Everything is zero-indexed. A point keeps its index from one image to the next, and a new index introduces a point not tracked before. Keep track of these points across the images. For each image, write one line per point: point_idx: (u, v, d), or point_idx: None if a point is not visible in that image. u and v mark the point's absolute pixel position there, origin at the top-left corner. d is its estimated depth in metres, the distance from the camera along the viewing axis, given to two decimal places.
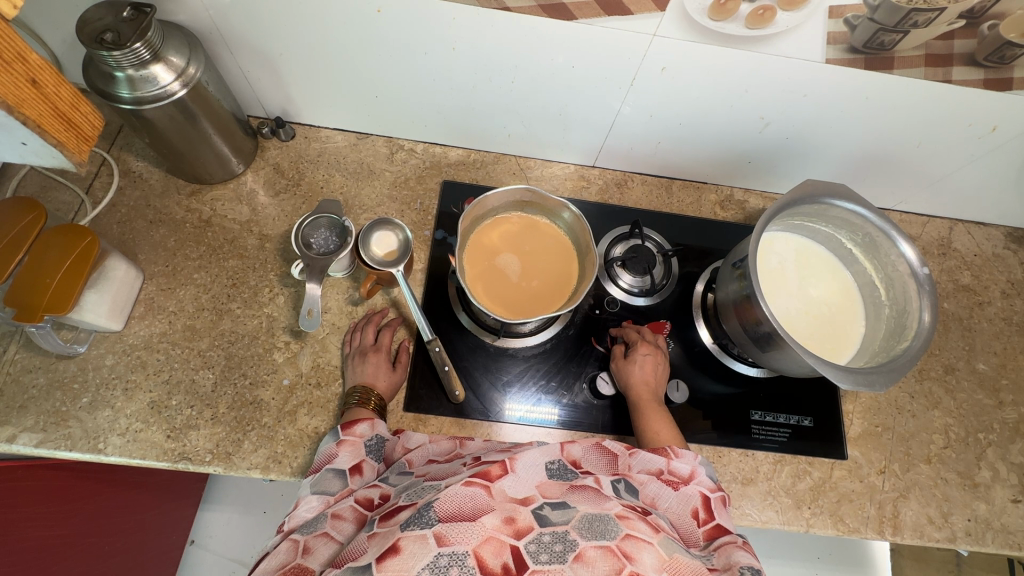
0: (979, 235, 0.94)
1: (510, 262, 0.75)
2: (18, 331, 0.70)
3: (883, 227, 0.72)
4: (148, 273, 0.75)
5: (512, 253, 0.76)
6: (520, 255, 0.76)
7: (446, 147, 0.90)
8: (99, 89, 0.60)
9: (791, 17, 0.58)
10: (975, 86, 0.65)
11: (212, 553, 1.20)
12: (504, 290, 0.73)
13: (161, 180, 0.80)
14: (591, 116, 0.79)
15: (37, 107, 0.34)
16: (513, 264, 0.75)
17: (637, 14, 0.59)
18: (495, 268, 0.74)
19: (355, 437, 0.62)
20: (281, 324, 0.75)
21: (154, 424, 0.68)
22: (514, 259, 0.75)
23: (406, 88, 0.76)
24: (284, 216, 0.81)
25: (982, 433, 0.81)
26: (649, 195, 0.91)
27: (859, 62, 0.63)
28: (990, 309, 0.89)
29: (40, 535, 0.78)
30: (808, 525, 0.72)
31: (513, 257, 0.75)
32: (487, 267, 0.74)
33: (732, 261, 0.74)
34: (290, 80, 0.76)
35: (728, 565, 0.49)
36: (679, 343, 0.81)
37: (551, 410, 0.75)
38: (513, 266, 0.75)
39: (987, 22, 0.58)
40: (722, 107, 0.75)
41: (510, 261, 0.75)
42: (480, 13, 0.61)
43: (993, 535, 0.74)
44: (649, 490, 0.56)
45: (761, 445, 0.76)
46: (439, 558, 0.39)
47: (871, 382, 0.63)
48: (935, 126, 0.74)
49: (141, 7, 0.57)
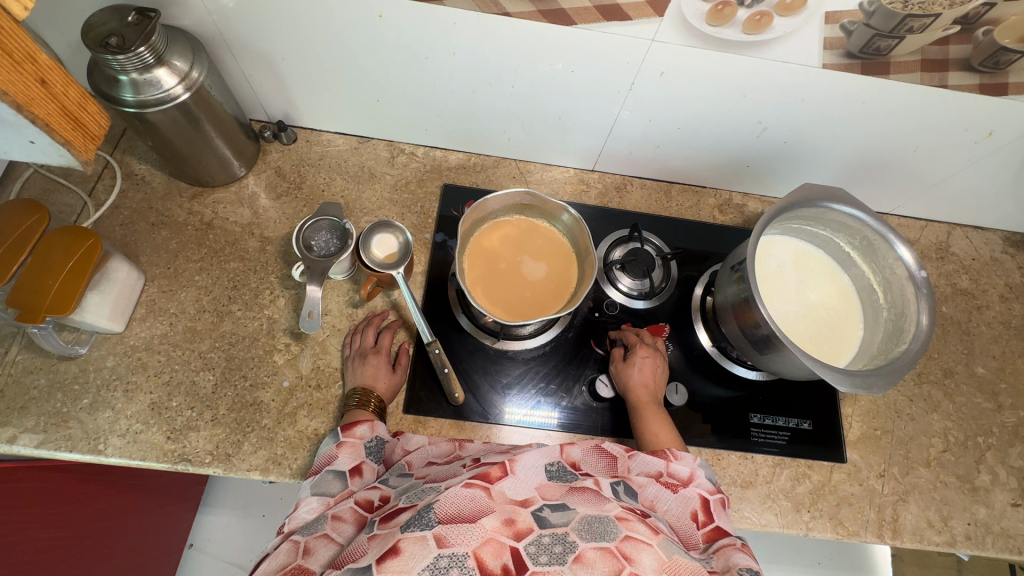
0: (977, 239, 0.95)
1: (533, 266, 0.76)
2: (19, 332, 0.70)
3: (881, 231, 0.72)
4: (149, 275, 0.76)
5: (537, 273, 0.75)
6: (538, 286, 0.74)
7: (447, 152, 0.90)
8: (103, 92, 0.61)
9: (789, 22, 0.59)
10: (971, 91, 0.66)
11: (211, 558, 1.19)
12: (499, 252, 0.76)
13: (164, 182, 0.81)
14: (590, 120, 0.80)
15: (45, 107, 0.34)
16: (530, 272, 0.75)
17: (637, 20, 0.60)
18: (530, 258, 0.76)
19: (355, 438, 0.62)
20: (281, 326, 0.75)
21: (154, 426, 0.68)
22: (528, 273, 0.75)
23: (408, 92, 0.77)
24: (285, 219, 0.82)
25: (981, 436, 0.81)
26: (649, 198, 0.92)
27: (856, 66, 0.64)
28: (989, 313, 0.89)
29: (40, 537, 0.78)
30: (808, 529, 0.72)
31: (537, 277, 0.75)
32: (525, 259, 0.76)
33: (732, 264, 0.74)
34: (292, 84, 0.77)
35: (727, 568, 0.49)
36: (678, 346, 0.82)
37: (551, 413, 0.75)
38: (530, 268, 0.76)
39: (981, 27, 0.59)
40: (720, 112, 0.75)
41: (525, 270, 0.75)
42: (481, 18, 0.62)
43: (993, 539, 0.74)
44: (649, 493, 0.56)
45: (761, 449, 0.76)
46: (439, 559, 0.39)
47: (870, 385, 0.63)
48: (931, 130, 0.74)
49: (145, 13, 0.58)
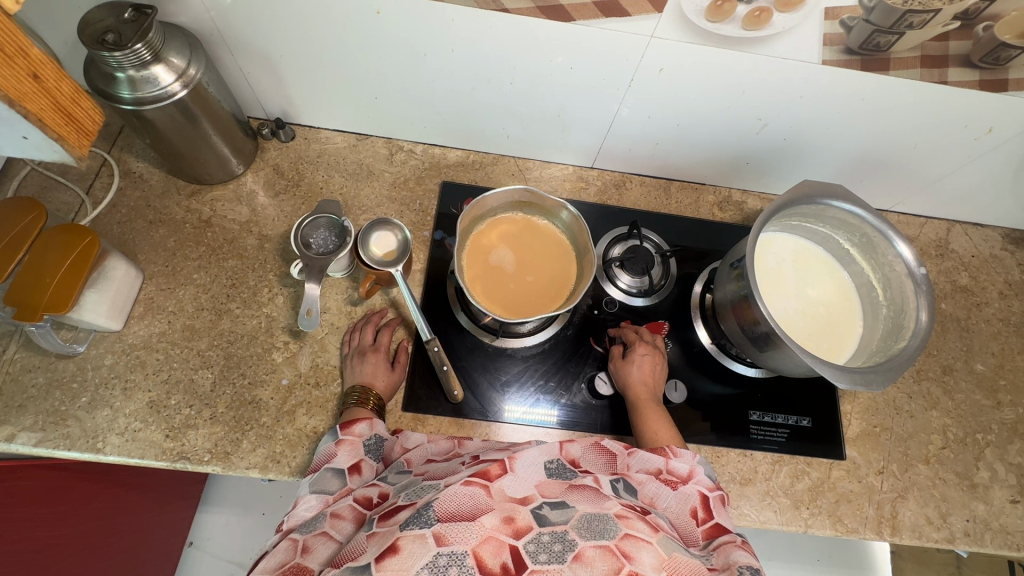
0: (977, 236, 0.95)
1: (526, 262, 0.76)
2: (18, 331, 0.70)
3: (880, 228, 0.72)
4: (148, 273, 0.76)
5: (501, 257, 0.76)
6: (527, 287, 0.74)
7: (446, 148, 0.90)
8: (100, 89, 0.61)
9: (788, 18, 0.59)
10: (971, 87, 0.66)
11: (211, 555, 1.19)
12: (509, 246, 0.76)
13: (162, 181, 0.81)
14: (589, 117, 0.79)
15: (38, 101, 0.34)
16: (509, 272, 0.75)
17: (636, 15, 0.60)
18: (505, 266, 0.75)
19: (354, 436, 0.62)
20: (280, 324, 0.75)
21: (153, 424, 0.68)
22: (505, 251, 0.76)
23: (407, 91, 0.77)
24: (284, 217, 0.81)
25: (980, 433, 0.81)
26: (648, 196, 0.91)
27: (856, 63, 0.64)
28: (988, 310, 0.89)
29: (39, 536, 0.78)
30: (807, 525, 0.72)
31: (530, 277, 0.75)
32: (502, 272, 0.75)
33: (732, 261, 0.74)
34: (291, 82, 0.77)
35: (727, 565, 0.49)
36: (678, 343, 0.82)
37: (550, 410, 0.75)
38: (524, 269, 0.75)
39: (982, 23, 0.59)
40: (720, 109, 0.75)
41: (503, 262, 0.75)
42: (479, 15, 0.62)
43: (992, 535, 0.74)
44: (649, 489, 0.56)
45: (760, 446, 0.76)
46: (438, 558, 0.39)
47: (869, 382, 0.63)
48: (932, 127, 0.74)
49: (142, 9, 0.58)
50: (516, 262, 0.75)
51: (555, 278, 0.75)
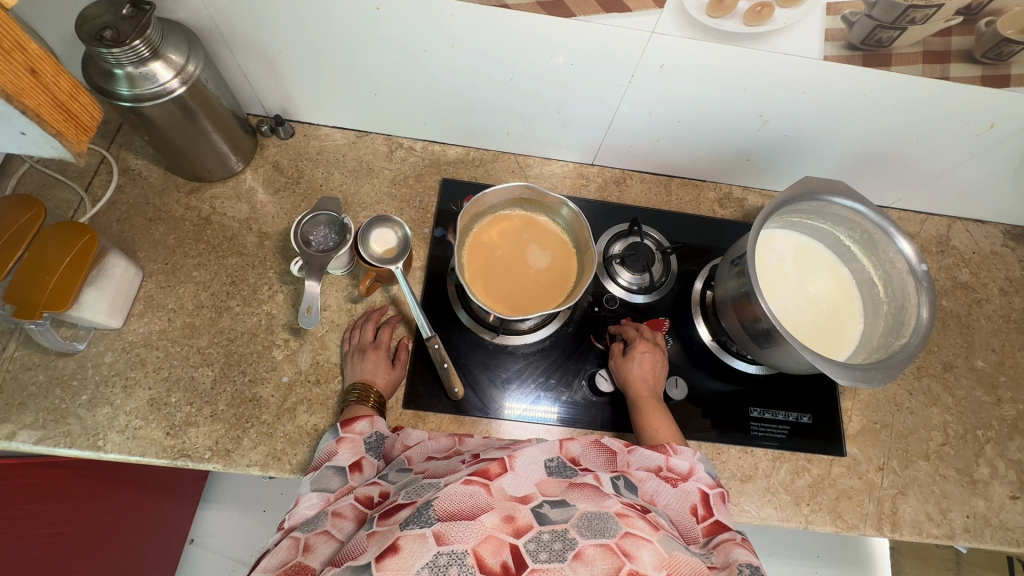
0: (978, 233, 0.95)
1: (530, 256, 0.76)
2: (18, 329, 0.70)
3: (881, 224, 0.72)
4: (148, 271, 0.75)
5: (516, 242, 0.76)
6: (530, 283, 0.74)
7: (446, 146, 0.90)
8: (99, 86, 0.60)
9: (789, 13, 0.58)
10: (973, 82, 0.65)
11: (212, 553, 1.20)
12: (511, 244, 0.76)
13: (161, 178, 0.80)
14: (590, 113, 0.79)
15: (36, 97, 0.34)
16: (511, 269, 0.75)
17: (637, 11, 0.60)
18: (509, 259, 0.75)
19: (355, 434, 0.62)
20: (280, 322, 0.75)
21: (153, 422, 0.68)
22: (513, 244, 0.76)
23: (406, 87, 0.77)
24: (284, 215, 0.81)
25: (980, 430, 0.81)
26: (649, 193, 0.91)
27: (857, 59, 0.63)
28: (989, 306, 0.89)
29: (40, 534, 0.78)
30: (807, 522, 0.72)
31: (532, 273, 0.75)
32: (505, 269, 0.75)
33: (732, 258, 0.74)
34: (290, 78, 0.76)
35: (727, 563, 0.49)
36: (678, 341, 0.81)
37: (550, 408, 0.75)
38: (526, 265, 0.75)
39: (985, 18, 0.58)
40: (721, 105, 0.75)
41: (505, 259, 0.75)
42: (478, 9, 0.61)
43: (991, 531, 0.74)
44: (649, 486, 0.56)
45: (761, 442, 0.76)
46: (438, 557, 0.39)
47: (870, 379, 0.63)
48: (932, 124, 0.74)
49: (140, 5, 0.57)
50: (519, 260, 0.75)
51: (551, 283, 0.74)
